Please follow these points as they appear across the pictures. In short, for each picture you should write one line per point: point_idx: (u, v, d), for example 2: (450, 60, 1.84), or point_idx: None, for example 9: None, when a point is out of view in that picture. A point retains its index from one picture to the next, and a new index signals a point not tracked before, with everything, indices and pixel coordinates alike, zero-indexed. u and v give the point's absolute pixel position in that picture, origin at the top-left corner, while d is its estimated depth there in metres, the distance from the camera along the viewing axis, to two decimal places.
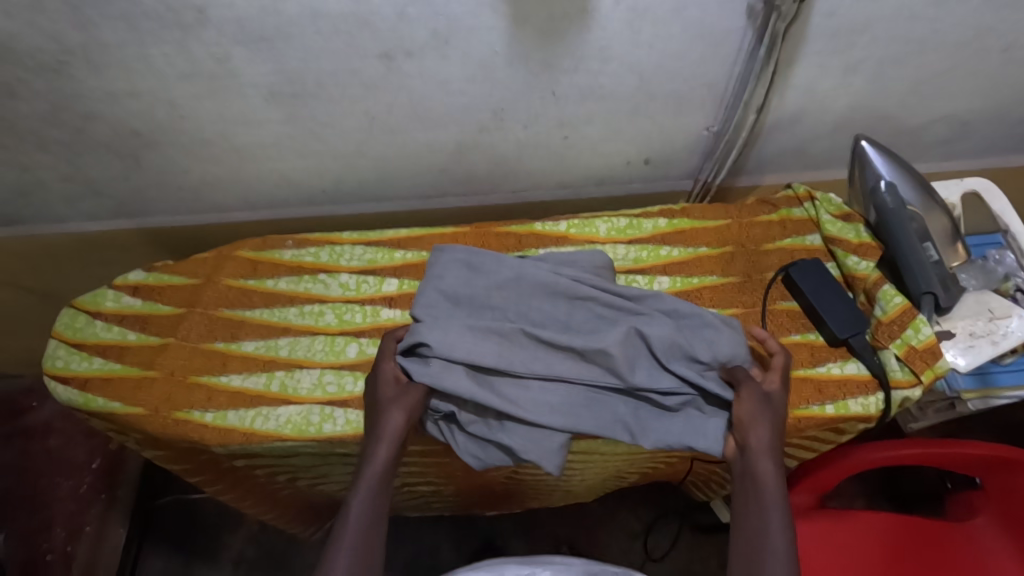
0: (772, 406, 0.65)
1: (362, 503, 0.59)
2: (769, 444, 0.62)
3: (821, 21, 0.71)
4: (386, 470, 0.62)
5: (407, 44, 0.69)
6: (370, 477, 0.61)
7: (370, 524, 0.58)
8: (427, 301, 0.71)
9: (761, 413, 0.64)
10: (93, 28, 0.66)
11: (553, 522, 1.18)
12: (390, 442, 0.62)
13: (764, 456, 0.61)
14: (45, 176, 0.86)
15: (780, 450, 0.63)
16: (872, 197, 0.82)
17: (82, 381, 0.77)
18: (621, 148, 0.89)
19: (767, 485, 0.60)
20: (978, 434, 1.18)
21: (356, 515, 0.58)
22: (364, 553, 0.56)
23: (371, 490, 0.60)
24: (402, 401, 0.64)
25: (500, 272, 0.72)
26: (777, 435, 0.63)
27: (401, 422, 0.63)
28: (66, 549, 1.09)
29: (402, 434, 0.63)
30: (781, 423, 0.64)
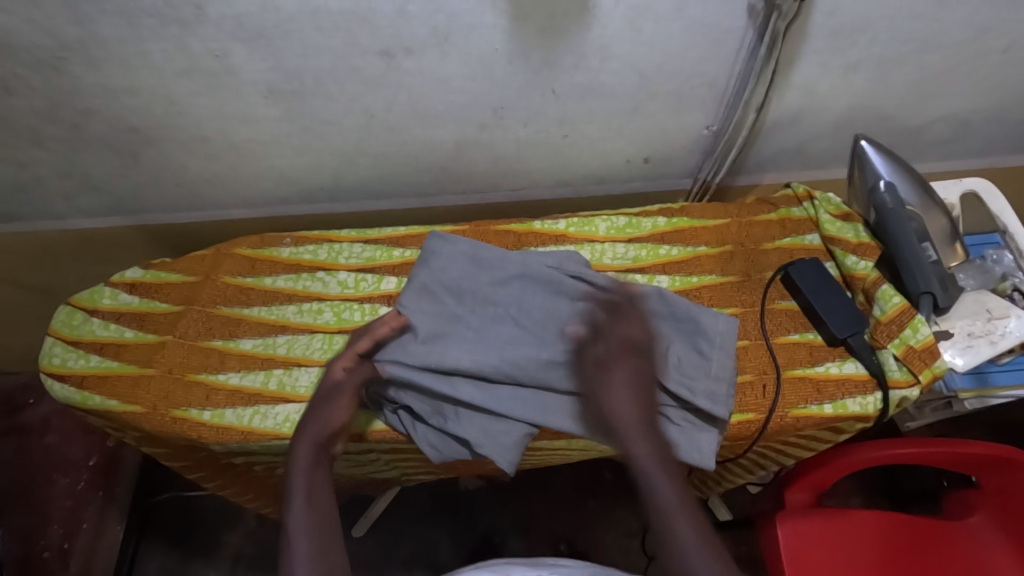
0: (620, 373, 0.62)
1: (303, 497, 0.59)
2: (631, 414, 0.59)
3: (822, 20, 0.71)
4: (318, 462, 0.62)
5: (407, 42, 0.69)
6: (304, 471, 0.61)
7: (319, 512, 0.58)
8: (429, 308, 0.72)
9: (610, 389, 0.61)
10: (90, 23, 0.65)
11: (552, 519, 1.18)
12: (319, 434, 0.64)
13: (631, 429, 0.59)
14: (41, 172, 0.86)
15: (645, 413, 0.60)
16: (872, 196, 0.83)
17: (80, 379, 0.77)
18: (620, 147, 0.89)
19: (641, 458, 0.57)
20: (975, 433, 1.18)
21: (303, 507, 0.58)
22: (321, 544, 0.56)
23: (308, 483, 0.60)
24: (338, 395, 0.66)
25: (504, 268, 0.74)
26: (639, 397, 0.61)
27: (330, 414, 0.65)
28: (64, 546, 1.09)
29: (332, 423, 0.64)
30: (640, 384, 0.62)
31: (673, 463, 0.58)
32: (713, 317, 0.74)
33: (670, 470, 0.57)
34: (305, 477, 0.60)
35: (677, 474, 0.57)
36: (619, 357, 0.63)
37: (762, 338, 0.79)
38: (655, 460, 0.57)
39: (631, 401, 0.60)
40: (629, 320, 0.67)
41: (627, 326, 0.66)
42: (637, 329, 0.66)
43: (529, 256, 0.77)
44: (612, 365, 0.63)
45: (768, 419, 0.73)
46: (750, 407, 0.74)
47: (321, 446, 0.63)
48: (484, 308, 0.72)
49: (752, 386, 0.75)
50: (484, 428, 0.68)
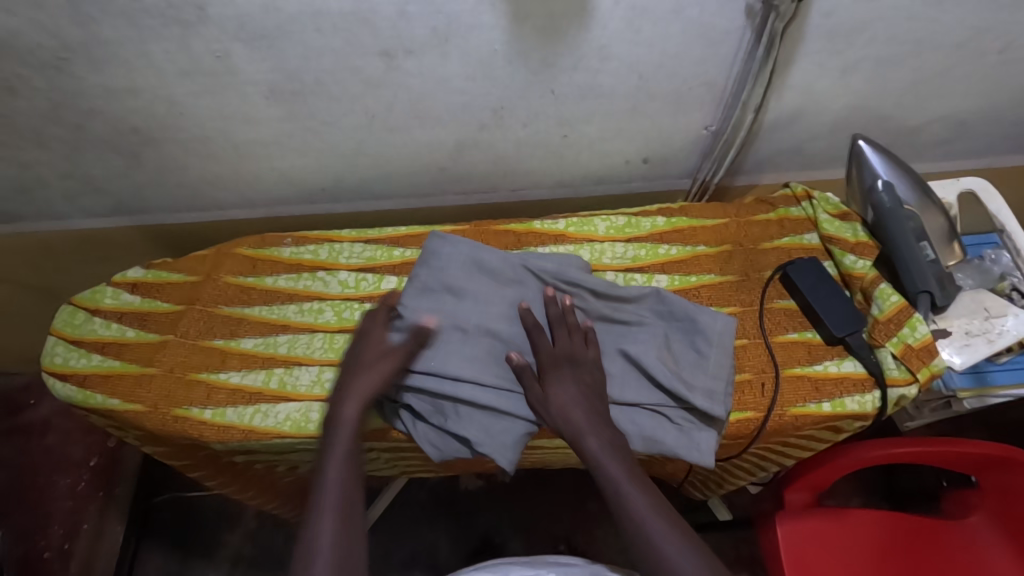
0: (560, 387, 0.66)
1: (337, 467, 0.61)
2: (579, 417, 0.64)
3: (820, 21, 0.71)
4: (356, 431, 0.63)
5: (407, 43, 0.69)
6: (341, 440, 0.62)
7: (349, 484, 0.60)
8: (430, 307, 0.72)
9: (555, 403, 0.65)
10: (93, 24, 0.66)
11: (552, 519, 1.18)
12: (360, 402, 0.65)
13: (586, 432, 0.64)
14: (44, 173, 0.86)
15: (591, 412, 0.65)
16: (869, 196, 0.83)
17: (81, 378, 0.77)
18: (619, 147, 0.90)
19: (597, 454, 0.63)
20: (974, 432, 1.19)
21: (335, 477, 0.60)
22: (348, 517, 0.58)
23: (343, 452, 0.62)
24: (383, 364, 0.67)
25: (504, 270, 0.75)
26: (586, 404, 0.66)
27: (372, 383, 0.66)
28: (64, 546, 1.10)
29: (373, 392, 0.65)
30: (582, 392, 0.66)
31: (628, 455, 0.64)
32: (711, 316, 0.74)
33: (628, 468, 0.62)
34: (343, 444, 0.62)
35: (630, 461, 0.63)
36: (555, 370, 0.67)
37: (760, 337, 0.79)
38: (610, 453, 0.63)
39: (578, 410, 0.65)
40: (563, 329, 0.70)
41: (559, 335, 0.69)
42: (573, 337, 0.69)
43: (528, 257, 0.77)
44: (551, 379, 0.67)
45: (766, 418, 0.73)
46: (749, 406, 0.74)
47: (360, 413, 0.64)
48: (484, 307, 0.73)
49: (750, 384, 0.76)
50: (483, 426, 0.67)
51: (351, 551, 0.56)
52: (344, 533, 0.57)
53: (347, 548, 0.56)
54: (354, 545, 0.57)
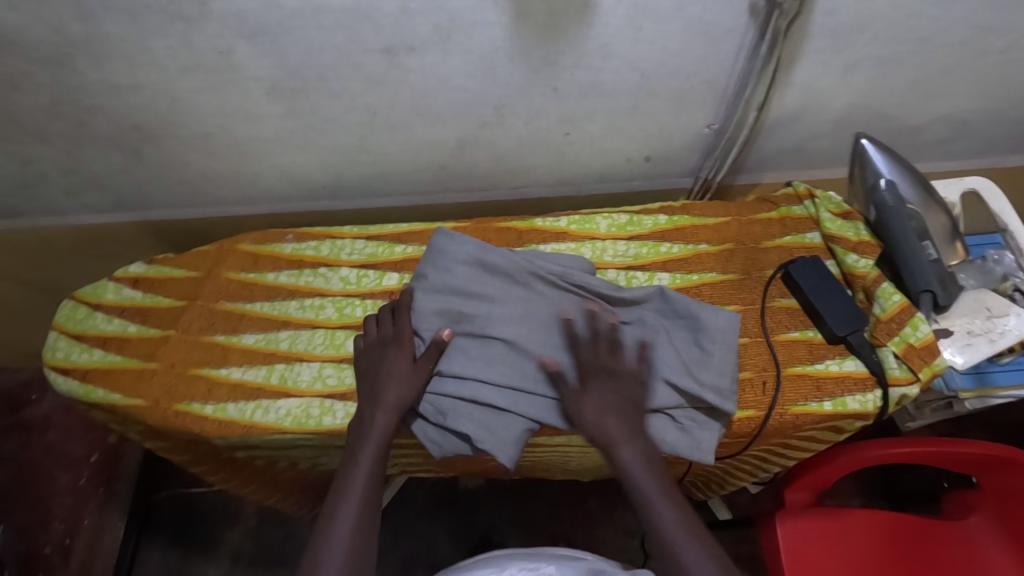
0: (595, 398, 0.65)
1: (363, 474, 0.63)
2: (616, 428, 0.63)
3: (822, 20, 0.71)
4: (387, 439, 0.66)
5: (409, 40, 0.69)
6: (369, 447, 0.65)
7: (370, 490, 0.63)
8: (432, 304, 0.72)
9: (589, 415, 0.64)
10: (95, 20, 0.66)
11: (552, 517, 1.18)
12: (391, 412, 0.66)
13: (622, 444, 0.63)
14: (46, 168, 0.86)
15: (628, 423, 0.64)
16: (872, 195, 0.83)
17: (83, 373, 0.77)
18: (621, 145, 0.90)
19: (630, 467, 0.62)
20: (975, 433, 1.19)
21: (358, 484, 0.63)
22: (365, 522, 0.61)
23: (371, 460, 0.64)
24: (412, 375, 0.68)
25: (510, 271, 0.74)
26: (622, 417, 0.64)
27: (404, 393, 0.67)
28: (64, 542, 1.10)
29: (402, 402, 0.67)
30: (620, 402, 0.65)
31: (660, 468, 0.63)
32: (713, 313, 0.74)
33: (662, 483, 0.62)
34: (372, 452, 0.65)
35: (663, 475, 0.62)
36: (593, 379, 0.66)
37: (762, 336, 0.79)
38: (644, 467, 0.62)
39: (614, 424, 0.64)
40: (601, 341, 0.68)
41: (598, 346, 0.68)
42: (612, 350, 0.68)
43: (532, 255, 0.77)
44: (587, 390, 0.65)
45: (767, 416, 0.73)
46: (750, 404, 0.74)
47: (393, 422, 0.66)
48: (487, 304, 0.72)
49: (751, 382, 0.76)
50: (483, 423, 0.67)
51: (363, 555, 0.59)
52: (360, 537, 0.60)
53: (359, 552, 0.59)
54: (366, 548, 0.60)
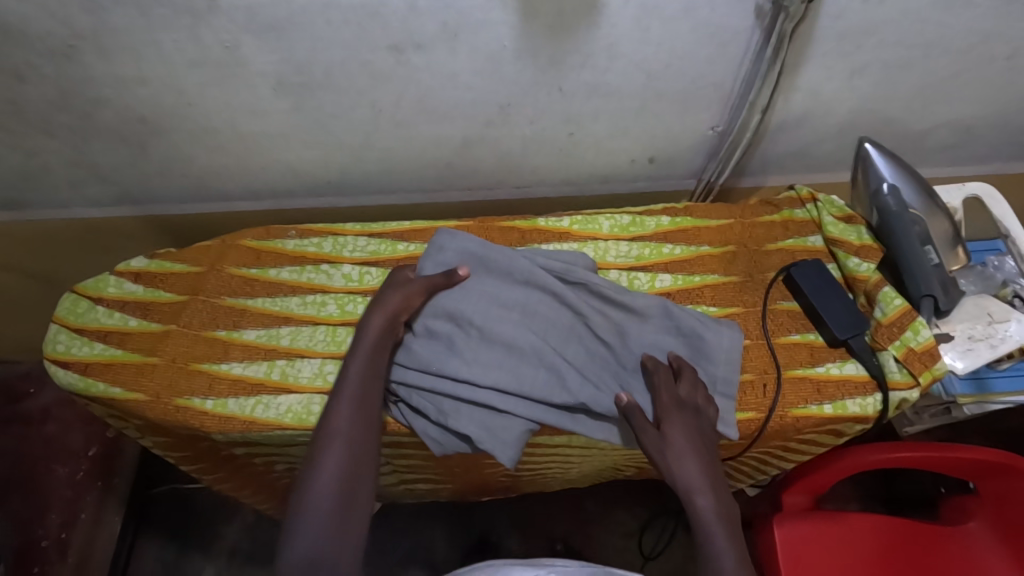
0: (678, 433, 0.65)
1: (357, 378, 0.65)
2: (698, 470, 0.63)
3: (829, 23, 0.71)
4: (374, 345, 0.67)
5: (417, 37, 0.69)
6: (359, 357, 0.66)
7: (367, 395, 0.64)
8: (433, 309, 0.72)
9: (672, 450, 0.64)
10: (103, 13, 0.66)
11: (550, 518, 1.18)
12: (388, 315, 0.69)
13: (705, 492, 0.62)
14: (50, 160, 0.86)
15: (709, 466, 0.64)
16: (875, 199, 0.83)
17: (83, 366, 0.77)
18: (626, 146, 0.90)
19: (704, 509, 0.61)
20: (972, 439, 1.19)
21: (350, 391, 0.64)
22: (361, 428, 0.62)
23: (362, 364, 0.66)
24: (407, 285, 0.71)
25: (512, 269, 0.74)
26: (704, 459, 0.64)
27: (406, 298, 0.70)
28: (61, 536, 1.08)
29: (399, 313, 0.69)
30: (701, 441, 0.66)
31: (733, 518, 0.62)
32: (718, 332, 0.75)
33: (732, 537, 0.60)
34: (364, 361, 0.66)
35: (736, 535, 0.61)
36: (675, 412, 0.67)
37: (762, 338, 0.79)
38: (718, 517, 0.61)
39: (692, 456, 0.64)
40: (681, 377, 0.70)
41: (683, 380, 0.70)
42: (695, 390, 0.69)
43: (530, 251, 0.78)
44: (674, 422, 0.66)
45: (767, 419, 0.74)
46: (751, 406, 0.74)
47: (386, 326, 0.68)
48: (485, 307, 0.72)
49: (752, 385, 0.76)
50: (488, 422, 0.68)
51: (360, 463, 0.61)
52: (358, 436, 0.62)
53: (355, 460, 0.61)
54: (366, 443, 0.62)
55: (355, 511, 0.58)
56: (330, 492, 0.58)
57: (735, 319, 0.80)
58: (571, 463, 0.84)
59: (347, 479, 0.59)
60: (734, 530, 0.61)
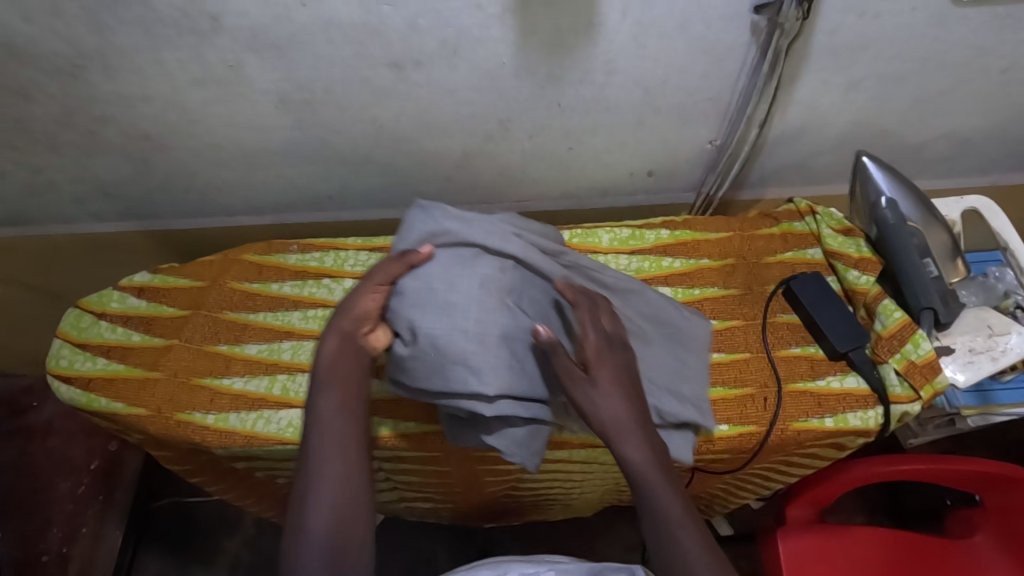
0: (605, 373, 0.59)
1: (332, 414, 0.59)
2: (619, 415, 0.58)
3: (824, 38, 0.72)
4: (343, 374, 0.61)
5: (417, 54, 0.70)
6: (330, 390, 0.60)
7: (349, 430, 0.59)
8: (412, 298, 0.63)
9: (600, 398, 0.58)
10: (108, 33, 0.67)
11: (552, 531, 1.18)
12: (346, 337, 0.62)
13: (630, 440, 0.57)
14: (55, 177, 0.87)
15: (635, 410, 0.59)
16: (873, 213, 0.84)
17: (86, 381, 0.78)
18: (625, 160, 0.90)
19: (636, 460, 0.57)
20: (977, 450, 1.18)
21: (328, 428, 0.58)
22: (351, 466, 0.57)
23: (336, 398, 0.60)
24: (365, 294, 0.63)
25: (506, 248, 0.65)
26: (631, 399, 0.59)
27: (360, 310, 0.63)
28: (62, 551, 1.06)
29: (351, 332, 0.63)
30: (624, 381, 0.60)
31: (667, 461, 0.58)
32: (689, 320, 0.75)
33: (673, 488, 0.57)
34: (336, 394, 0.60)
35: (675, 481, 0.58)
36: (599, 356, 0.60)
37: (763, 351, 0.79)
38: (651, 464, 0.57)
39: (618, 393, 0.58)
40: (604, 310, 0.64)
41: (603, 311, 0.63)
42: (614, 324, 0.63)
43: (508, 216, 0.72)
44: (598, 365, 0.59)
45: (768, 432, 0.73)
46: (751, 419, 0.74)
47: (342, 350, 0.62)
48: (482, 293, 0.62)
49: (752, 399, 0.76)
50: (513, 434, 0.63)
51: (354, 507, 0.56)
52: (349, 477, 0.56)
53: (348, 505, 0.55)
54: (360, 482, 0.57)
55: (352, 561, 0.54)
56: (323, 547, 0.53)
57: (735, 332, 0.80)
58: (573, 481, 0.84)
59: (340, 529, 0.54)
60: (668, 475, 0.58)
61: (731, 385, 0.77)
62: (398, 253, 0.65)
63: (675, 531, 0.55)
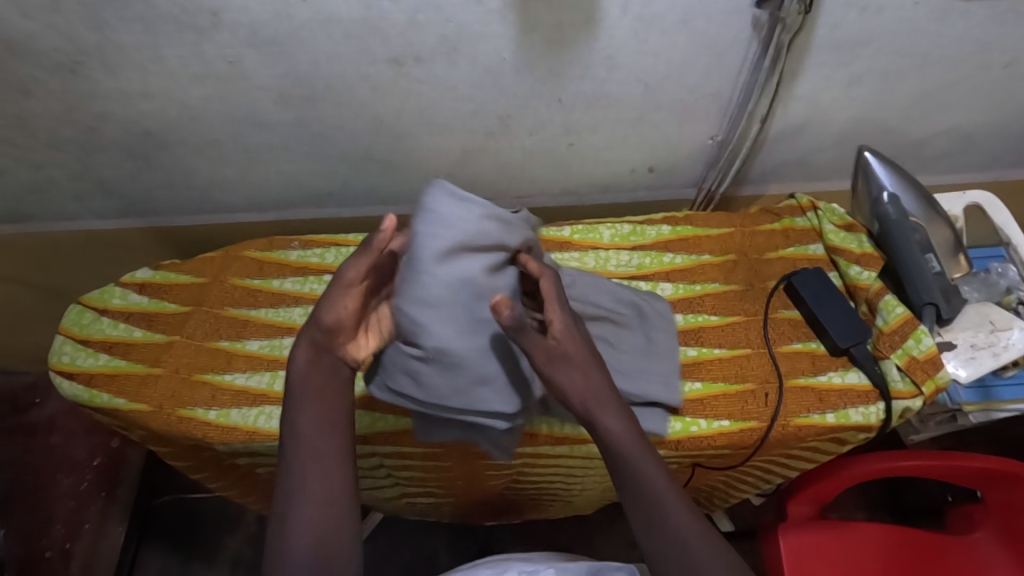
0: (573, 347, 0.55)
1: (309, 429, 0.56)
2: (595, 387, 0.55)
3: (825, 34, 0.72)
4: (320, 386, 0.57)
5: (417, 50, 0.70)
6: (305, 404, 0.56)
7: (328, 445, 0.55)
8: (442, 313, 0.55)
9: (568, 373, 0.55)
10: (109, 29, 0.67)
11: (553, 527, 1.18)
12: (320, 350, 0.57)
13: (610, 413, 0.55)
14: (56, 174, 0.87)
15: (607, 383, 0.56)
16: (875, 208, 0.84)
17: (88, 377, 0.78)
18: (625, 156, 0.90)
19: (617, 433, 0.55)
20: (978, 446, 1.18)
21: (306, 444, 0.55)
22: (332, 483, 0.55)
23: (313, 412, 0.56)
24: (343, 302, 0.55)
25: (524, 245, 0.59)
26: (601, 374, 0.56)
27: (336, 321, 0.55)
28: (65, 546, 1.08)
29: (324, 346, 0.57)
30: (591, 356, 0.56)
31: (642, 431, 0.57)
32: (653, 305, 0.78)
33: (654, 460, 0.56)
34: (312, 408, 0.56)
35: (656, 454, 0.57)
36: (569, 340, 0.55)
37: (764, 347, 0.79)
38: (631, 435, 0.55)
39: (594, 368, 0.56)
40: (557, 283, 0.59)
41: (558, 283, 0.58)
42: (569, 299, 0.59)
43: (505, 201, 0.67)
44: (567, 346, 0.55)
45: (769, 428, 0.73)
46: (752, 415, 0.74)
47: (317, 364, 0.57)
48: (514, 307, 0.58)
49: (753, 395, 0.75)
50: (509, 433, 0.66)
51: (337, 524, 0.54)
52: (331, 494, 0.54)
53: (330, 522, 0.54)
54: (342, 498, 0.54)
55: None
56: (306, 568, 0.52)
57: (736, 329, 0.80)
58: (575, 476, 0.84)
59: (324, 549, 0.53)
60: (648, 446, 0.56)
61: (731, 381, 0.77)
62: (366, 244, 0.55)
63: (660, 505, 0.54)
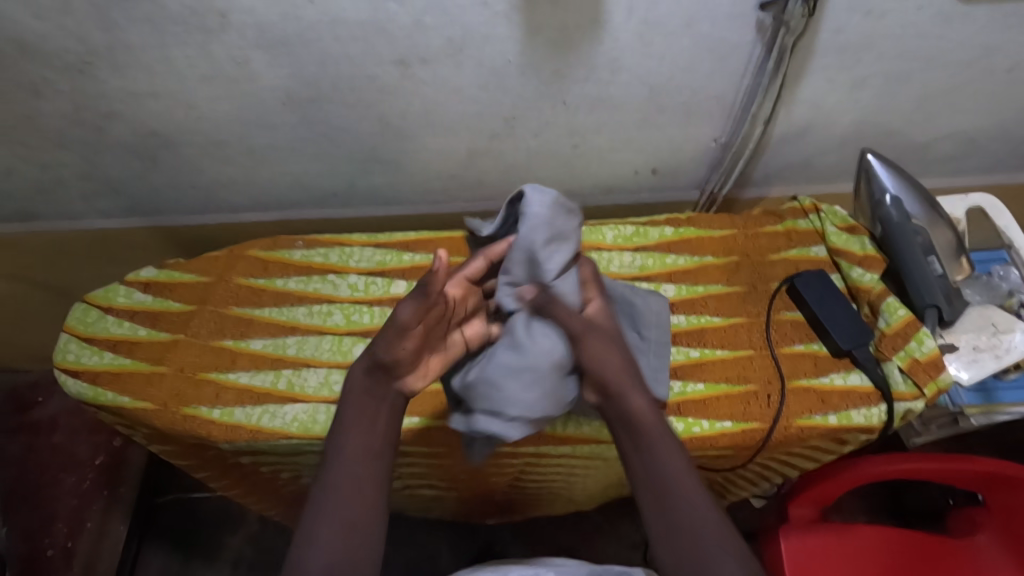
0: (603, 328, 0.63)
1: (352, 455, 0.59)
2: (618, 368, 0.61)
3: (829, 37, 0.72)
4: (370, 415, 0.62)
5: (423, 52, 0.71)
6: (351, 431, 0.60)
7: (367, 472, 0.58)
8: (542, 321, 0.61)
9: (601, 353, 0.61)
10: (118, 30, 0.68)
11: (554, 528, 1.18)
12: (372, 381, 0.62)
13: (635, 392, 0.61)
14: (62, 173, 0.88)
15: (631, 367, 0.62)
16: (878, 211, 0.84)
17: (93, 375, 0.78)
18: (629, 158, 0.90)
19: (640, 409, 0.60)
20: (980, 450, 1.18)
21: (345, 468, 0.58)
22: (364, 508, 0.57)
23: (356, 441, 0.60)
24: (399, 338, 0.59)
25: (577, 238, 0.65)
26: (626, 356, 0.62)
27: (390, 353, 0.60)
28: (67, 544, 1.09)
29: (376, 377, 0.62)
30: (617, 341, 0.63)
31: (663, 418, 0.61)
32: (646, 299, 0.76)
33: (672, 447, 0.59)
34: (359, 436, 0.60)
35: (676, 441, 0.60)
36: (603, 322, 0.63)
37: (767, 349, 0.79)
38: (651, 416, 0.60)
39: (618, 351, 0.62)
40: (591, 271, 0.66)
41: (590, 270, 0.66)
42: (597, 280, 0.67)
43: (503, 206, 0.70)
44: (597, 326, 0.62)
45: (772, 429, 0.73)
46: (754, 416, 0.74)
47: (369, 395, 0.62)
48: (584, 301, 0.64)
49: (755, 396, 0.76)
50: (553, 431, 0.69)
51: (361, 549, 0.55)
52: (360, 518, 0.56)
53: (355, 548, 0.54)
54: (371, 525, 0.56)
55: None
56: None
57: (737, 330, 0.80)
58: (576, 476, 0.84)
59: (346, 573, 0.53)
60: (666, 432, 0.60)
61: (733, 382, 0.77)
62: (419, 286, 0.57)
63: (673, 487, 0.57)
